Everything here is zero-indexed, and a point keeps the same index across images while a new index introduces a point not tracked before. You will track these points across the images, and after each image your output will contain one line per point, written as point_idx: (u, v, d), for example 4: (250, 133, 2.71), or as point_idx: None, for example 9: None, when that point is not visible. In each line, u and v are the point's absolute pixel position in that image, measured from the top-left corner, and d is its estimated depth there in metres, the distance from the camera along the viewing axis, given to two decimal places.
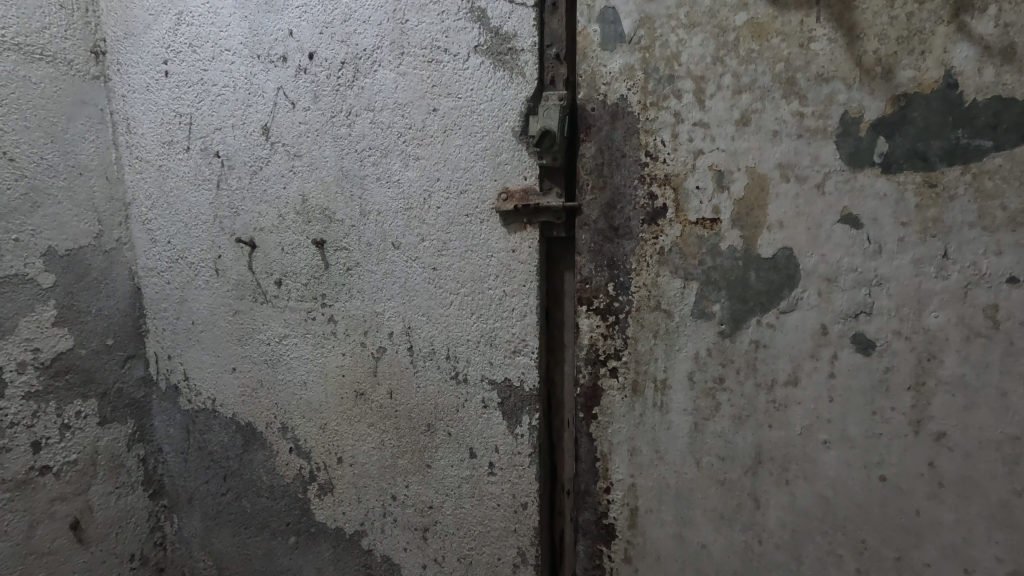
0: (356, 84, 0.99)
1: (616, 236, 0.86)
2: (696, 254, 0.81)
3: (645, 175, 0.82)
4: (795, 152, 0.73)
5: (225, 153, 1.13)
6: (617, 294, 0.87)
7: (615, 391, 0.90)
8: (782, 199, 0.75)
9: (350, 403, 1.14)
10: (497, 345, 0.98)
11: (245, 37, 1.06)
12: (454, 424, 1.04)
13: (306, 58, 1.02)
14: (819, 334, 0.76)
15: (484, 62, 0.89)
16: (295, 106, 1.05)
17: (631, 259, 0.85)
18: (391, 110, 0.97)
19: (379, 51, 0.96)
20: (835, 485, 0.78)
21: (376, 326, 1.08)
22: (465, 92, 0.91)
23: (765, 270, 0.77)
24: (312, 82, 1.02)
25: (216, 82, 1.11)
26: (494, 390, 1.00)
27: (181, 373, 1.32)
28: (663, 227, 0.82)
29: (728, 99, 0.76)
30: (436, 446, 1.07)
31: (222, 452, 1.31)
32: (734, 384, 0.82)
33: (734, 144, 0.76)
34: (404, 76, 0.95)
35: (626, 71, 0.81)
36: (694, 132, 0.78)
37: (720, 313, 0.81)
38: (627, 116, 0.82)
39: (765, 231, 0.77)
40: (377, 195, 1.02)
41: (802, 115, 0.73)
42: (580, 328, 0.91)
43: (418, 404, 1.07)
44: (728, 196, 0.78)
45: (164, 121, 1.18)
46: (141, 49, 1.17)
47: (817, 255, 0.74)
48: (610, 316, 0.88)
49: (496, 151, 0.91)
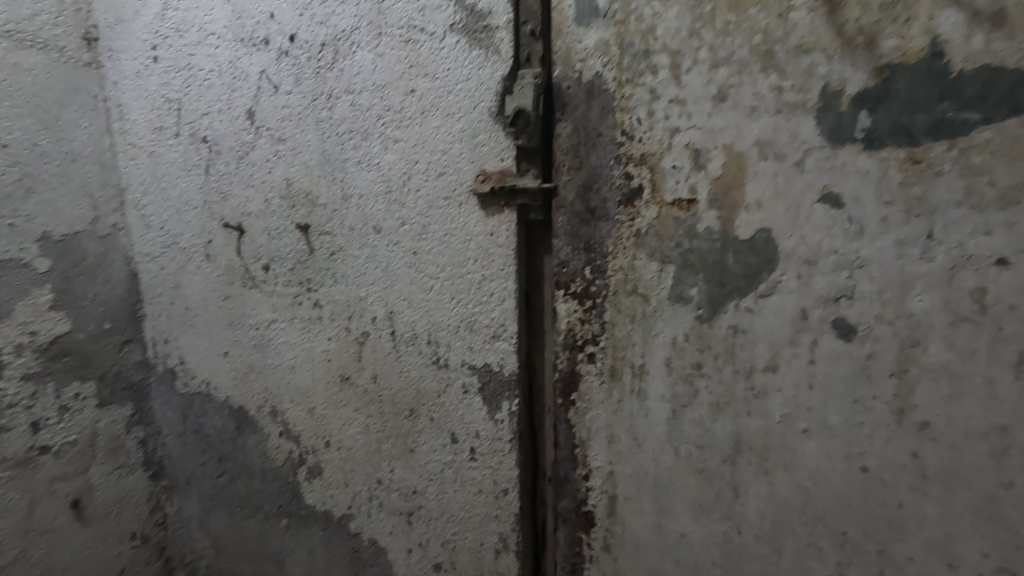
0: (336, 66, 0.98)
1: (593, 218, 0.83)
2: (673, 236, 0.78)
3: (621, 154, 0.80)
4: (774, 129, 0.70)
5: (212, 138, 1.14)
6: (594, 277, 0.85)
7: (593, 378, 0.89)
8: (761, 178, 0.72)
9: (336, 388, 1.15)
10: (477, 330, 0.97)
11: (228, 20, 1.06)
12: (436, 410, 1.04)
13: (288, 40, 1.01)
14: (799, 319, 0.73)
15: (460, 40, 0.87)
16: (279, 89, 1.05)
17: (608, 241, 0.83)
18: (370, 92, 0.97)
19: (357, 32, 0.95)
20: (815, 475, 0.76)
21: (360, 311, 1.08)
22: (442, 72, 0.90)
23: (744, 253, 0.75)
24: (294, 65, 1.02)
25: (203, 67, 1.11)
26: (474, 375, 0.99)
27: (177, 357, 1.34)
28: (640, 209, 0.80)
29: (705, 75, 0.73)
30: (419, 431, 1.07)
31: (216, 436, 1.34)
32: (712, 371, 0.80)
33: (712, 121, 0.73)
34: (383, 57, 0.94)
35: (600, 48, 0.79)
36: (670, 109, 0.76)
37: (697, 298, 0.79)
38: (602, 95, 0.80)
39: (743, 212, 0.74)
40: (358, 178, 1.01)
41: (781, 89, 0.69)
42: (557, 312, 0.89)
43: (401, 390, 1.07)
44: (706, 176, 0.75)
45: (154, 106, 1.19)
46: (131, 35, 1.18)
47: (797, 237, 0.71)
48: (587, 301, 0.86)
49: (473, 132, 0.89)
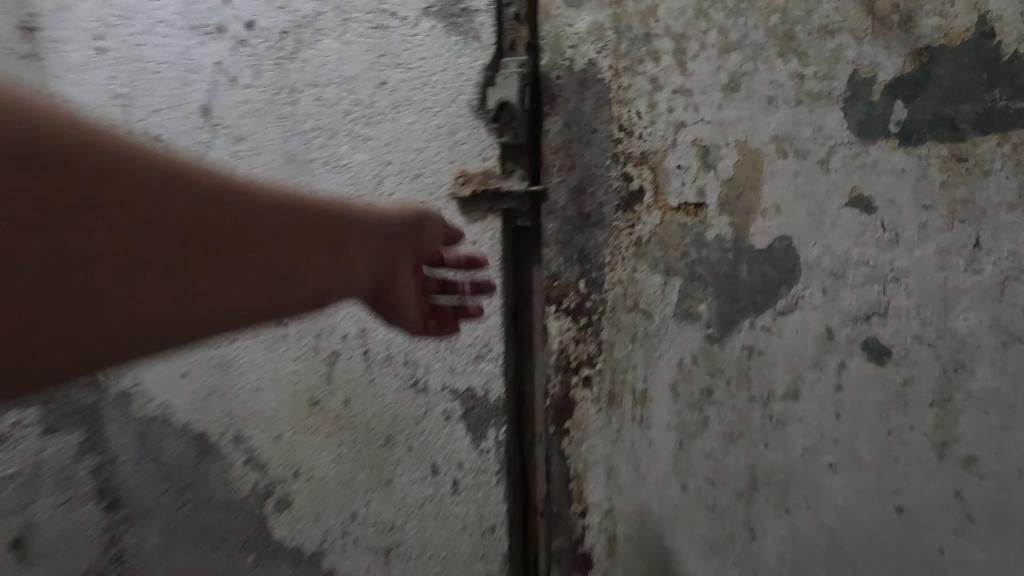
0: (299, 57, 0.89)
1: (587, 225, 0.74)
2: (679, 245, 0.69)
3: (619, 153, 0.70)
4: (793, 122, 0.61)
5: (165, 137, 1.00)
6: (589, 292, 0.76)
7: (589, 404, 0.79)
8: (779, 179, 0.63)
9: (305, 413, 1.04)
10: (458, 349, 0.87)
11: (180, 7, 0.97)
12: (414, 438, 0.94)
13: (245, 28, 0.92)
14: (824, 338, 0.64)
15: (436, 26, 0.79)
16: (236, 82, 0.94)
17: (605, 251, 0.73)
18: (336, 84, 0.87)
19: (322, 18, 0.87)
20: (842, 515, 0.66)
21: (328, 329, 0.99)
22: (416, 61, 0.81)
23: (759, 263, 0.66)
24: (252, 55, 0.92)
25: (152, 58, 1.00)
26: (456, 400, 0.89)
27: (133, 378, 1.24)
28: (640, 214, 0.70)
29: (713, 61, 0.64)
30: (396, 461, 0.96)
31: (174, 464, 1.21)
32: (724, 397, 0.71)
33: (722, 114, 0.64)
34: (351, 46, 0.85)
35: (593, 32, 0.70)
36: (673, 100, 0.66)
37: (706, 315, 0.69)
38: (596, 85, 0.71)
39: (758, 217, 0.65)
40: (324, 181, 0.88)
41: (802, 77, 0.60)
42: (548, 330, 0.80)
43: (375, 416, 0.96)
44: (716, 176, 0.66)
45: (101, 103, 1.04)
46: (73, 24, 1.06)
47: (822, 245, 0.62)
48: (582, 318, 0.77)
49: (452, 127, 0.80)
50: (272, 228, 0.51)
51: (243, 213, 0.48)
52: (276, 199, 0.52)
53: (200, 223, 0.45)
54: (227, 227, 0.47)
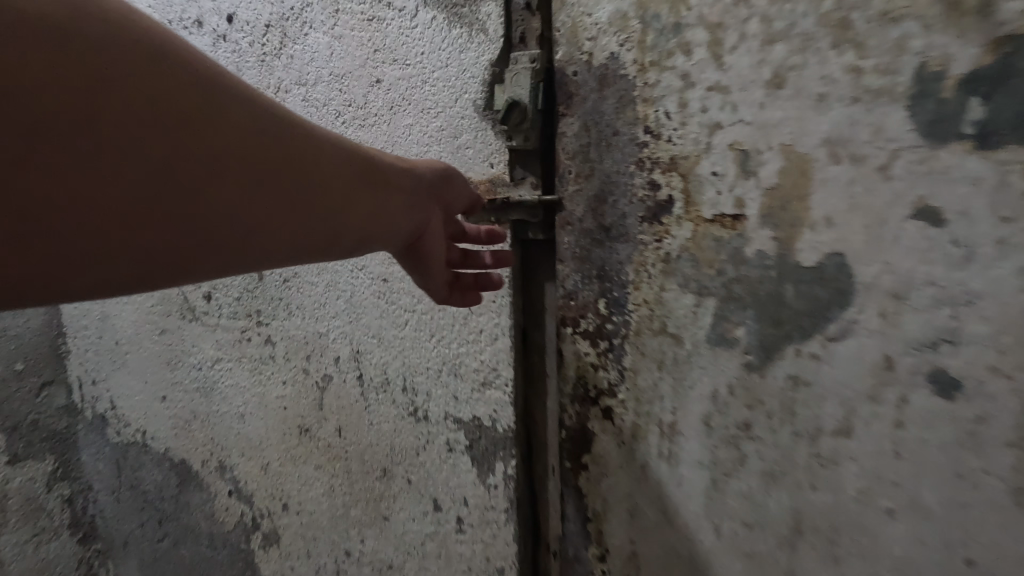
0: (284, 53, 0.81)
1: (608, 239, 0.66)
2: (713, 262, 0.61)
3: (644, 158, 0.63)
4: (849, 122, 0.53)
5: None
6: (610, 313, 0.68)
7: (611, 437, 0.71)
8: (831, 188, 0.55)
9: (294, 442, 0.95)
10: (463, 375, 0.78)
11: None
12: (414, 470, 0.85)
13: (225, 22, 0.84)
14: (882, 368, 0.57)
15: (436, 17, 0.71)
16: None
17: (629, 268, 0.66)
18: (326, 83, 0.79)
19: (309, 9, 0.78)
20: (902, 568, 0.58)
21: (319, 350, 0.89)
22: (414, 57, 0.73)
23: (807, 283, 0.58)
24: (234, 51, 0.84)
25: None
26: (460, 430, 0.80)
27: (108, 401, 1.14)
28: (669, 226, 0.63)
29: (754, 54, 0.56)
30: (395, 495, 0.87)
31: (156, 493, 1.12)
32: (764, 432, 0.63)
33: (764, 114, 0.57)
34: (341, 40, 0.77)
35: (615, 23, 0.63)
36: (707, 99, 0.59)
37: (745, 340, 0.62)
38: (618, 82, 0.63)
39: (806, 231, 0.57)
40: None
41: (860, 70, 0.52)
42: (563, 353, 0.73)
43: (372, 445, 0.88)
44: (756, 184, 0.58)
45: None
46: None
47: (881, 263, 0.55)
48: (602, 342, 0.69)
49: (454, 131, 0.73)
50: (295, 152, 0.50)
51: (263, 130, 0.48)
52: (301, 125, 0.52)
53: (223, 130, 0.45)
54: (251, 142, 0.47)
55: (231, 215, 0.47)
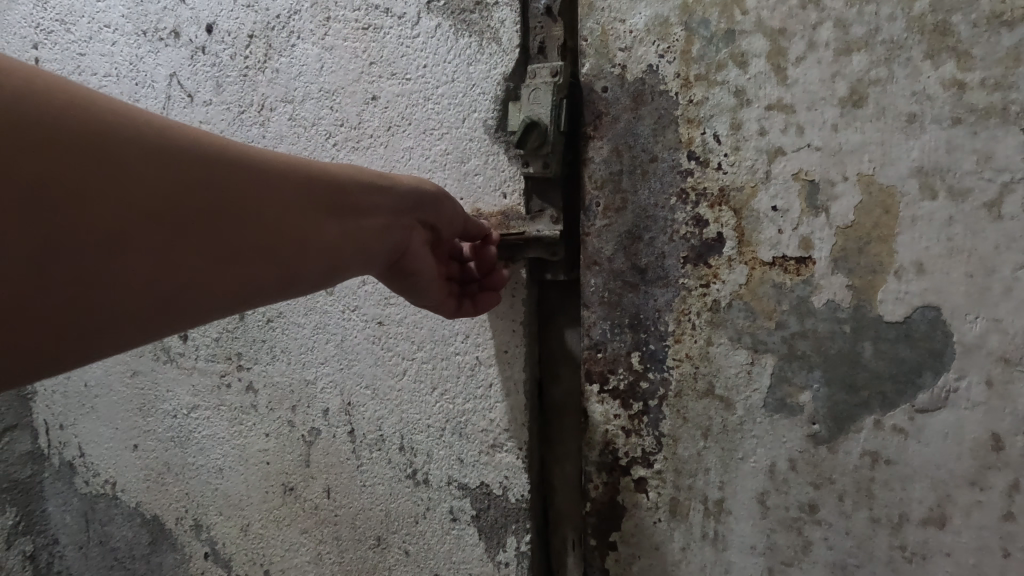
0: (269, 66, 0.72)
1: (643, 282, 0.56)
2: (772, 312, 0.52)
3: (688, 188, 0.53)
4: (946, 149, 0.45)
5: None
6: (644, 369, 0.58)
7: (645, 513, 0.60)
8: (922, 227, 0.46)
9: (277, 502, 0.83)
10: (468, 435, 0.68)
11: (127, 7, 0.80)
12: (411, 541, 0.73)
13: (204, 32, 0.75)
14: (987, 447, 0.46)
15: (442, 25, 0.62)
16: (194, 99, 0.77)
17: (668, 316, 0.56)
18: (315, 100, 0.70)
19: (297, 17, 0.69)
20: None
21: (306, 400, 0.79)
22: (415, 71, 0.64)
23: (892, 340, 0.48)
24: (214, 65, 0.75)
25: (96, 70, 0.84)
26: (466, 497, 0.69)
27: (75, 448, 1.03)
28: (718, 270, 0.53)
29: (826, 66, 0.48)
30: (390, 569, 0.75)
31: (126, 551, 1.01)
32: (835, 517, 0.52)
33: (839, 137, 0.48)
34: (333, 52, 0.68)
35: (654, 31, 0.53)
36: (767, 119, 0.50)
37: (811, 407, 0.51)
38: (657, 99, 0.54)
39: (890, 278, 0.47)
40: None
41: (964, 85, 0.44)
42: (589, 416, 0.61)
43: (364, 510, 0.76)
44: (827, 221, 0.49)
45: None
46: (4, 30, 0.92)
47: (987, 319, 0.45)
48: (634, 403, 0.59)
49: (462, 154, 0.63)
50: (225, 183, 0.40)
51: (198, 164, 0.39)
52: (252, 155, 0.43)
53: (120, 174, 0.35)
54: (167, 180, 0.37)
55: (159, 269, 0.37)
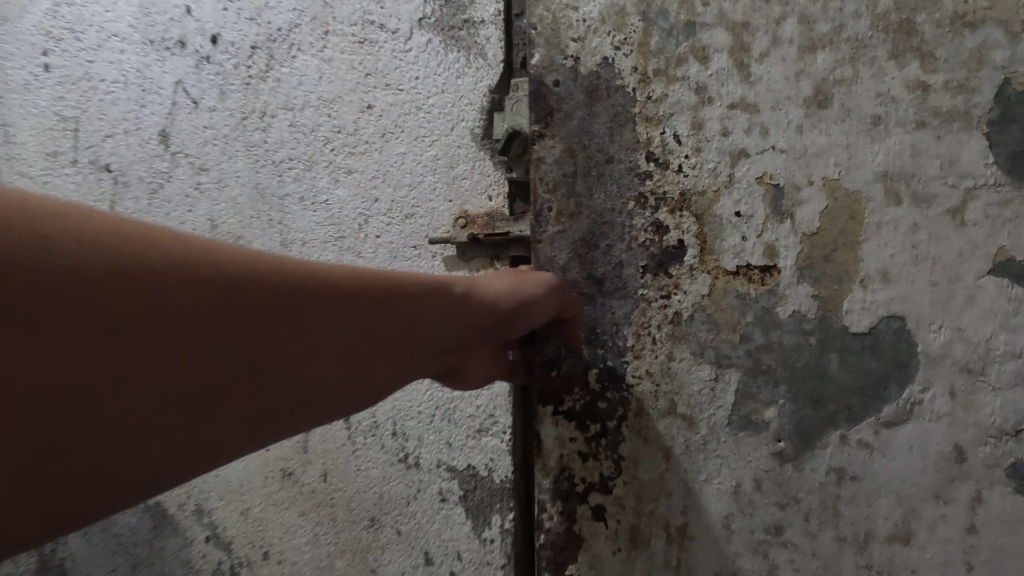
0: (271, 76, 0.76)
1: (600, 293, 0.55)
2: (737, 324, 0.52)
3: (646, 192, 0.54)
4: (912, 154, 0.47)
5: (117, 167, 0.87)
6: (603, 387, 0.56)
7: (604, 542, 0.56)
8: (890, 233, 0.47)
9: (276, 486, 0.82)
10: (458, 421, 0.70)
11: (135, 17, 0.85)
12: (404, 521, 0.74)
13: (209, 43, 0.80)
14: (952, 459, 0.46)
15: (432, 40, 0.67)
16: (198, 105, 0.81)
17: (627, 330, 0.55)
18: (314, 108, 0.73)
19: (298, 31, 0.73)
20: None
21: None
22: (407, 83, 0.68)
23: (856, 352, 0.48)
24: (217, 74, 0.79)
25: (105, 77, 0.87)
26: (454, 479, 0.71)
27: None
28: (679, 279, 0.53)
29: (791, 62, 0.49)
30: (382, 549, 0.75)
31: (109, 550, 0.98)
32: (801, 539, 0.50)
33: (803, 139, 0.49)
34: (331, 63, 0.72)
35: (610, 21, 0.54)
36: (729, 118, 0.51)
37: (776, 424, 0.51)
38: (613, 95, 0.54)
39: (857, 288, 0.48)
40: (300, 220, 0.75)
41: (928, 87, 0.46)
42: (541, 438, 0.57)
43: (359, 493, 0.77)
44: (793, 227, 0.49)
45: (45, 126, 0.91)
46: (16, 37, 0.92)
47: (950, 327, 0.46)
48: (593, 424, 0.56)
49: (450, 160, 0.67)
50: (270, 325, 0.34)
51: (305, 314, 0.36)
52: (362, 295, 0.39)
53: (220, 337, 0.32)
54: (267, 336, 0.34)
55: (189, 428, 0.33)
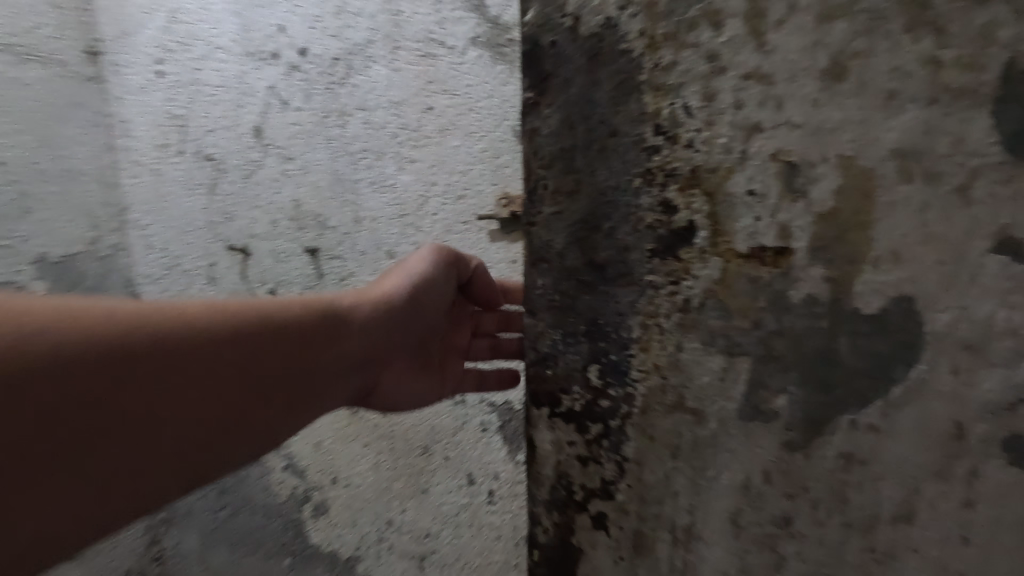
0: (348, 82, 0.89)
1: (602, 281, 0.54)
2: (748, 311, 0.47)
3: (653, 169, 0.50)
4: (918, 130, 0.39)
5: (217, 155, 1.05)
6: (605, 384, 0.55)
7: (604, 552, 0.57)
8: (892, 214, 0.40)
9: (346, 422, 1.08)
10: None
11: (237, 34, 1.02)
12: (451, 448, 0.99)
13: (298, 54, 0.94)
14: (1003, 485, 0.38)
15: (483, 55, 0.81)
16: (288, 105, 0.95)
17: (635, 322, 0.53)
18: (384, 109, 0.87)
19: (372, 46, 0.87)
20: None
21: None
22: (461, 88, 0.83)
23: (866, 345, 0.42)
24: (304, 80, 0.94)
25: (208, 81, 1.06)
26: (494, 412, 0.97)
27: None
28: (690, 262, 0.49)
29: (805, 30, 0.42)
30: (434, 471, 1.00)
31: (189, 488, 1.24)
32: None
33: (818, 115, 0.42)
34: (399, 72, 0.85)
35: None
36: (741, 90, 0.45)
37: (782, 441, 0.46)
38: (617, 59, 0.51)
39: (861, 272, 0.42)
40: (370, 201, 0.89)
41: (937, 60, 0.38)
42: (537, 445, 0.61)
43: (415, 427, 1.02)
44: (806, 207, 0.44)
45: (156, 122, 1.14)
46: (135, 48, 1.28)
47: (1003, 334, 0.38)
48: (593, 425, 0.56)
49: (495, 151, 0.82)
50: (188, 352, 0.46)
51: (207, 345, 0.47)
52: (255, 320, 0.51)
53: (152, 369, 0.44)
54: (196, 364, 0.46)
55: (117, 459, 0.42)
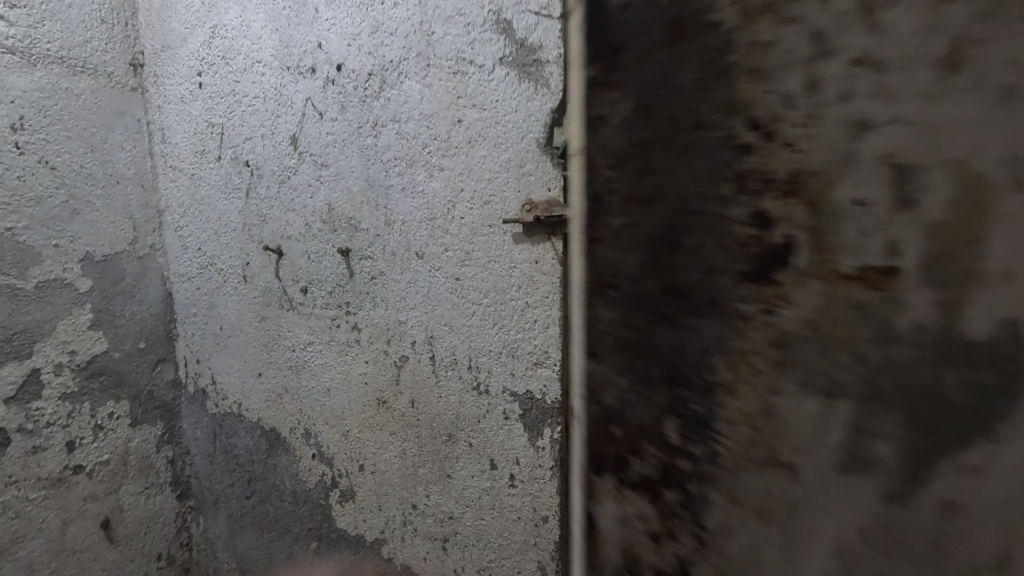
0: (383, 96, 0.94)
1: (684, 311, 0.36)
2: (846, 364, 0.30)
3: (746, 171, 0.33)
4: None
5: (254, 162, 1.16)
6: (686, 444, 0.37)
7: None
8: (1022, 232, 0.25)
9: (371, 411, 1.10)
10: (520, 356, 0.90)
11: (276, 50, 1.06)
12: (475, 435, 0.97)
13: (335, 69, 0.98)
14: None
15: (509, 73, 0.82)
16: (323, 116, 1.02)
17: (721, 361, 0.35)
18: (416, 121, 0.92)
19: (406, 63, 0.91)
20: None
21: (399, 335, 1.03)
22: (490, 104, 0.85)
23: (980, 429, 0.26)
24: (340, 93, 0.99)
25: (248, 93, 1.13)
26: (516, 402, 0.92)
27: (208, 375, 1.47)
28: (786, 285, 0.31)
29: (925, 13, 0.26)
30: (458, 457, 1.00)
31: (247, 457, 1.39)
32: None
33: (936, 114, 0.26)
34: (431, 88, 0.89)
35: None
36: (848, 83, 0.28)
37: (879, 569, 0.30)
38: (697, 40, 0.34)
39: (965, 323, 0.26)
40: (401, 205, 0.97)
41: None
42: (600, 501, 0.44)
43: (441, 414, 1.01)
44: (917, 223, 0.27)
45: (198, 131, 1.27)
46: (176, 62, 1.30)
47: None
48: (669, 489, 0.39)
49: (520, 160, 0.84)
50: None
51: None
52: None
53: None
54: None
55: None
